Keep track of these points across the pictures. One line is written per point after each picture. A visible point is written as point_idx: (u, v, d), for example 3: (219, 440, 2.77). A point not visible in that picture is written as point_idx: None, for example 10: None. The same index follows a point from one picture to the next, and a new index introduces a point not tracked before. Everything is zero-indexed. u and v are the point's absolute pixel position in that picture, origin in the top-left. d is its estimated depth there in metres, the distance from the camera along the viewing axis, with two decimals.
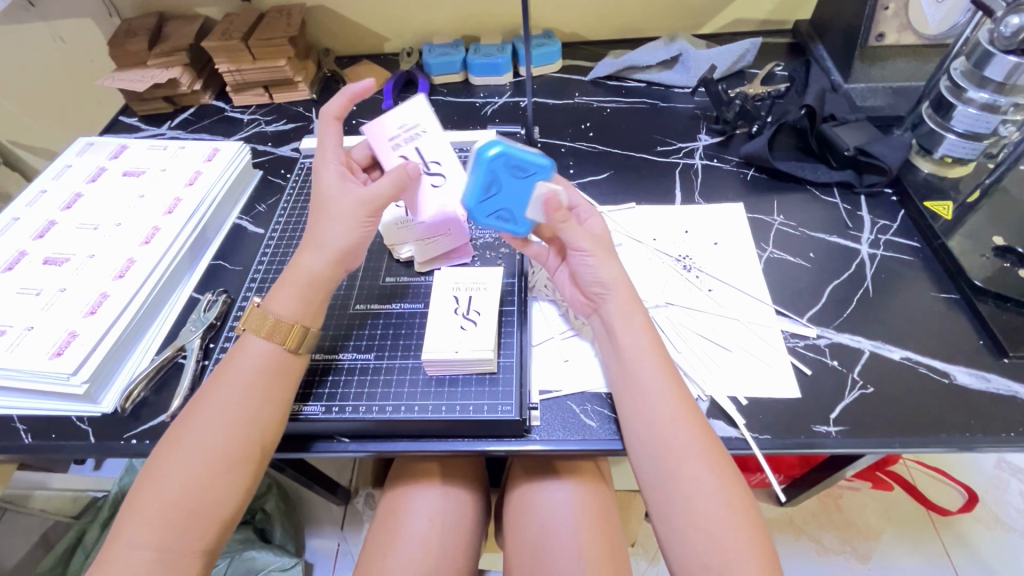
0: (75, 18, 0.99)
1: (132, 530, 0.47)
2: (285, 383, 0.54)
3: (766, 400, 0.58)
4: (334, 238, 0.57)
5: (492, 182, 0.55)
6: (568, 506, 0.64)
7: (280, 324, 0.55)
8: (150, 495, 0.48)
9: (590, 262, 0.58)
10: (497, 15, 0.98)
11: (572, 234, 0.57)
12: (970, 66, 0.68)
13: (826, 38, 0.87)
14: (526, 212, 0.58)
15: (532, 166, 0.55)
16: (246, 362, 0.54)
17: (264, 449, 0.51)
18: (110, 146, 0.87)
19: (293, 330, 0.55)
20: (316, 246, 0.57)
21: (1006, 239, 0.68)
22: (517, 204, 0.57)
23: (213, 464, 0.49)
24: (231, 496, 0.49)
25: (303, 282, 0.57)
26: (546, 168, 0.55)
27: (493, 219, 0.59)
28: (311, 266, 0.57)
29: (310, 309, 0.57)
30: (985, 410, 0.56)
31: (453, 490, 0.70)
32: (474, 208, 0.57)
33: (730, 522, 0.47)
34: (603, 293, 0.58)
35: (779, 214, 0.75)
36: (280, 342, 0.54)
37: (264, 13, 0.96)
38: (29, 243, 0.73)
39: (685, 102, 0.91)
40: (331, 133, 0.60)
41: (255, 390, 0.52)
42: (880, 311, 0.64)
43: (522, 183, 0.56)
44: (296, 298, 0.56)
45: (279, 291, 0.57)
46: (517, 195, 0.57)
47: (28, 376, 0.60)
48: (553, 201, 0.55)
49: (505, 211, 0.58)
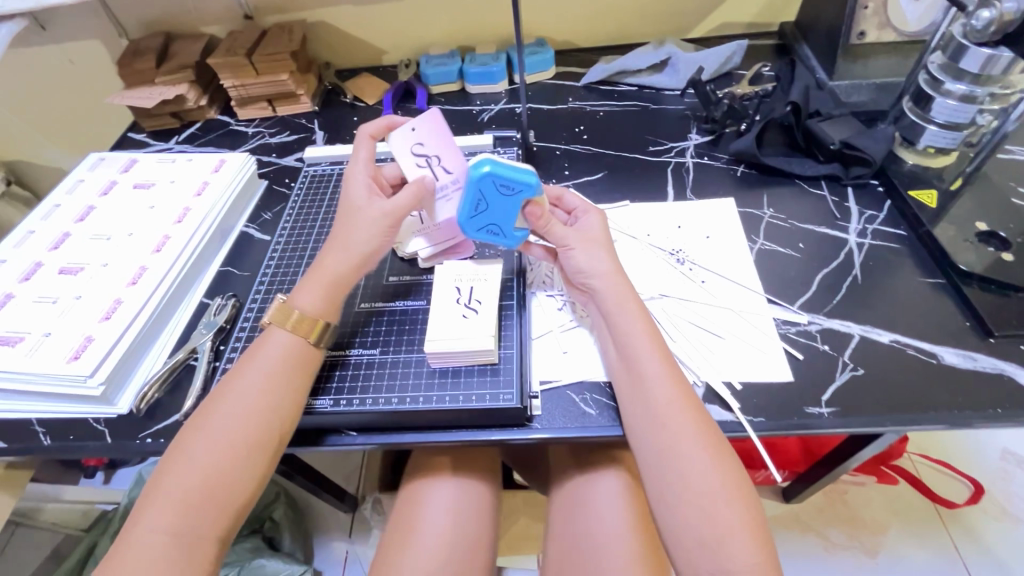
0: (85, 40, 1.03)
1: (154, 514, 0.48)
2: (306, 375, 0.56)
3: (758, 384, 0.60)
4: (359, 241, 0.59)
5: (480, 198, 0.59)
6: (588, 512, 0.66)
7: (307, 318, 0.57)
8: (172, 479, 0.50)
9: (576, 255, 0.61)
10: (491, 25, 1.02)
11: (553, 236, 0.62)
12: (946, 60, 0.71)
13: (810, 38, 0.90)
14: (513, 226, 0.62)
15: (518, 184, 0.58)
16: (268, 355, 0.56)
17: (281, 437, 0.53)
18: (121, 160, 0.90)
19: (317, 324, 0.57)
20: (340, 247, 0.60)
21: (989, 225, 0.70)
22: (505, 219, 0.61)
23: (233, 449, 0.51)
24: (249, 479, 0.51)
25: (326, 281, 0.59)
26: (532, 187, 0.59)
27: (484, 233, 0.63)
28: (335, 266, 0.59)
29: (333, 303, 0.59)
30: (973, 387, 0.58)
31: (468, 482, 0.71)
32: (466, 223, 0.62)
33: (726, 503, 0.49)
34: (589, 284, 0.61)
35: (768, 207, 0.77)
36: (304, 335, 0.57)
37: (266, 30, 0.99)
38: (45, 253, 0.76)
39: (675, 104, 0.93)
40: (364, 146, 0.66)
41: (278, 375, 0.55)
42: (870, 297, 0.66)
43: (509, 200, 0.60)
44: (318, 295, 0.58)
45: (303, 288, 0.59)
46: (505, 210, 0.61)
47: (45, 379, 0.62)
48: (536, 210, 0.61)
49: (494, 226, 0.62)
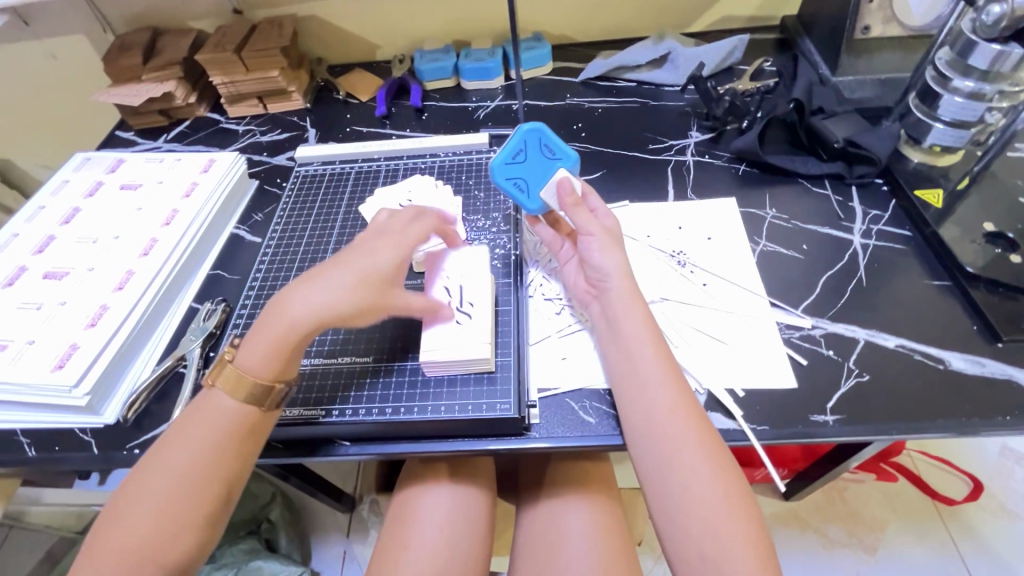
0: (69, 34, 1.00)
1: (97, 561, 0.46)
2: (247, 440, 0.52)
3: (762, 391, 0.59)
4: (320, 296, 0.54)
5: (522, 149, 0.66)
6: (578, 524, 0.66)
7: (256, 384, 0.52)
8: (130, 507, 0.48)
9: (596, 247, 0.59)
10: (487, 19, 0.99)
11: (580, 217, 0.60)
12: (954, 55, 0.69)
13: (812, 32, 0.88)
14: (541, 190, 0.65)
15: (560, 152, 0.65)
16: (211, 411, 0.52)
17: (220, 506, 0.50)
18: (107, 160, 0.88)
19: (264, 384, 0.52)
20: (302, 297, 0.54)
21: (996, 225, 0.68)
22: (535, 177, 0.65)
23: (171, 516, 0.48)
24: (186, 550, 0.48)
25: (277, 337, 0.53)
26: (570, 160, 0.65)
27: (510, 185, 0.65)
28: (291, 322, 0.53)
29: (285, 362, 0.53)
30: (980, 393, 0.56)
31: (463, 488, 0.69)
32: (499, 167, 0.65)
33: (726, 511, 0.48)
34: (604, 282, 0.59)
35: (771, 207, 0.75)
36: (246, 400, 0.52)
37: (256, 24, 0.97)
38: (29, 258, 0.74)
39: (675, 100, 0.91)
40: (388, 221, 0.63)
41: (221, 435, 0.51)
42: (874, 300, 0.65)
43: (547, 163, 0.65)
44: (269, 352, 0.53)
45: (252, 343, 0.53)
46: (540, 169, 0.65)
47: (29, 390, 0.61)
48: (567, 185, 0.62)
49: (522, 181, 0.65)
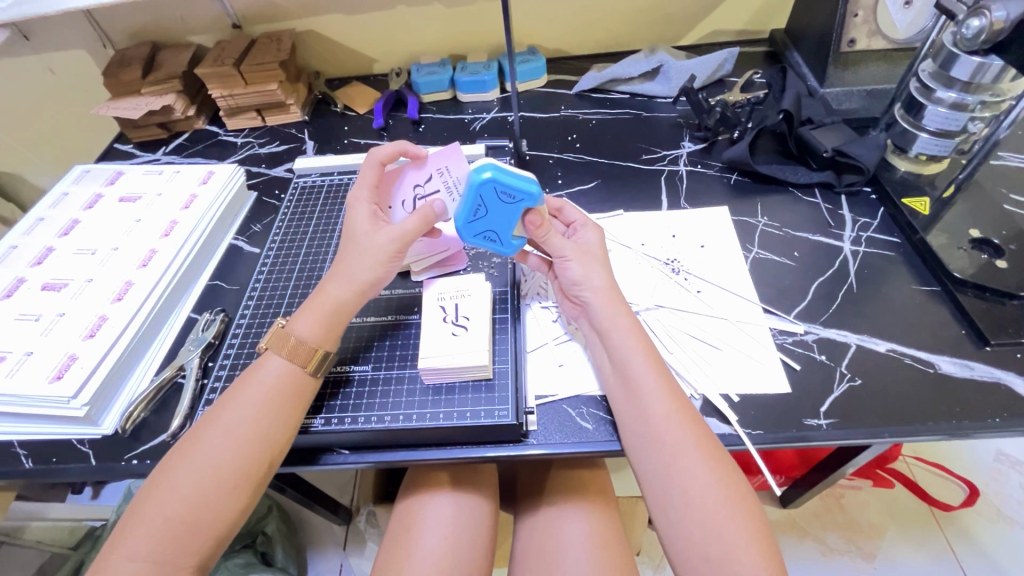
0: (70, 49, 1.01)
1: (139, 536, 0.47)
2: (298, 402, 0.55)
3: (756, 395, 0.59)
4: (362, 271, 0.58)
5: (479, 204, 0.59)
6: (581, 531, 0.66)
7: (307, 349, 0.56)
8: (180, 474, 0.50)
9: (573, 267, 0.60)
10: (482, 33, 1.01)
11: (554, 244, 0.61)
12: (937, 67, 0.71)
13: (801, 45, 0.91)
14: (512, 235, 0.61)
15: (519, 193, 0.58)
16: (262, 381, 0.55)
17: (270, 466, 0.52)
18: (106, 173, 0.88)
19: (315, 354, 0.56)
20: (344, 276, 0.59)
21: (982, 232, 0.70)
22: (504, 226, 0.60)
23: (219, 478, 0.50)
24: (234, 507, 0.50)
25: (326, 311, 0.58)
26: (534, 197, 0.58)
27: (482, 238, 0.62)
28: (336, 294, 0.58)
29: (332, 333, 0.58)
30: (970, 396, 0.57)
31: (465, 496, 0.69)
32: (463, 228, 0.61)
33: (727, 514, 0.48)
34: (587, 297, 0.59)
35: (762, 215, 0.77)
36: (302, 364, 0.56)
37: (255, 39, 0.98)
38: (28, 270, 0.74)
39: (668, 111, 0.93)
40: (371, 171, 0.64)
41: (270, 394, 0.54)
42: (863, 306, 0.66)
43: (512, 209, 0.59)
44: (320, 324, 0.57)
45: (303, 316, 0.58)
46: (505, 218, 0.60)
47: (28, 401, 0.61)
48: (535, 219, 0.60)
49: (492, 232, 0.61)
